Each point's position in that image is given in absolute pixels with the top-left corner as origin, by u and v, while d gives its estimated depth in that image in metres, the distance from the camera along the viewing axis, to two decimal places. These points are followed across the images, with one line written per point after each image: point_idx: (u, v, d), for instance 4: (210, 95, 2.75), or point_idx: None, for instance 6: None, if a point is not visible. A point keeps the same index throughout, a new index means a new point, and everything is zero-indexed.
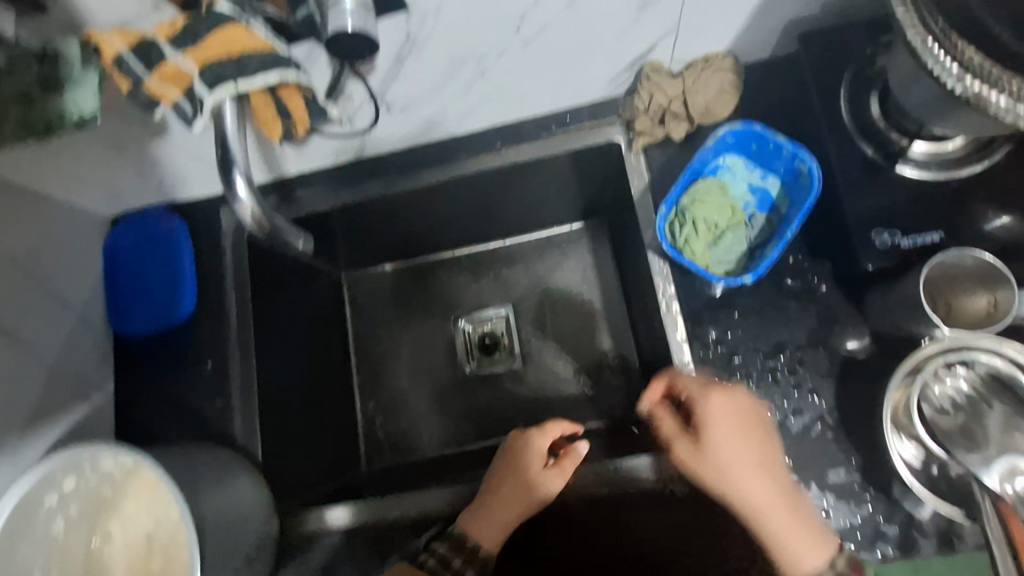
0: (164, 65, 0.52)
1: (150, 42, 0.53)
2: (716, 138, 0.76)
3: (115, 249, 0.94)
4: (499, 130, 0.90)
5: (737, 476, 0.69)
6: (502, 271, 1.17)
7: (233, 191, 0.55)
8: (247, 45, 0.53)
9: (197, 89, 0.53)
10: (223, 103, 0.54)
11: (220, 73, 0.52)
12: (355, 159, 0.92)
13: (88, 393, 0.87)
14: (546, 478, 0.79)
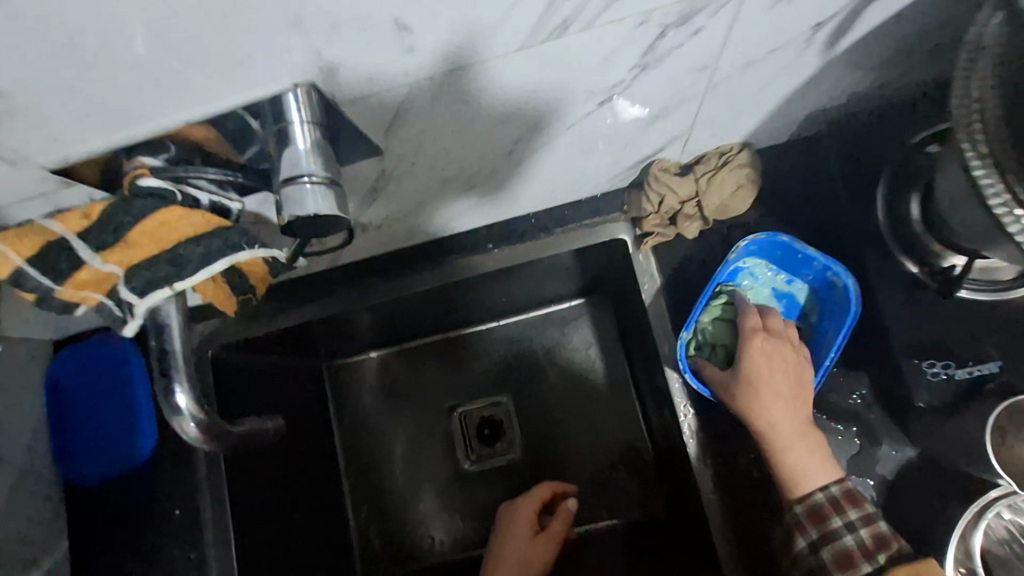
0: (78, 273, 0.43)
1: (58, 243, 0.43)
2: (738, 249, 0.69)
3: (58, 381, 0.81)
4: (491, 229, 0.80)
5: (760, 385, 0.63)
6: (498, 353, 1.06)
7: (171, 404, 0.45)
8: (183, 232, 0.44)
9: (123, 293, 0.44)
10: (161, 307, 0.45)
11: (151, 276, 0.44)
12: (329, 267, 0.81)
13: (37, 560, 0.75)
14: (537, 549, 0.82)
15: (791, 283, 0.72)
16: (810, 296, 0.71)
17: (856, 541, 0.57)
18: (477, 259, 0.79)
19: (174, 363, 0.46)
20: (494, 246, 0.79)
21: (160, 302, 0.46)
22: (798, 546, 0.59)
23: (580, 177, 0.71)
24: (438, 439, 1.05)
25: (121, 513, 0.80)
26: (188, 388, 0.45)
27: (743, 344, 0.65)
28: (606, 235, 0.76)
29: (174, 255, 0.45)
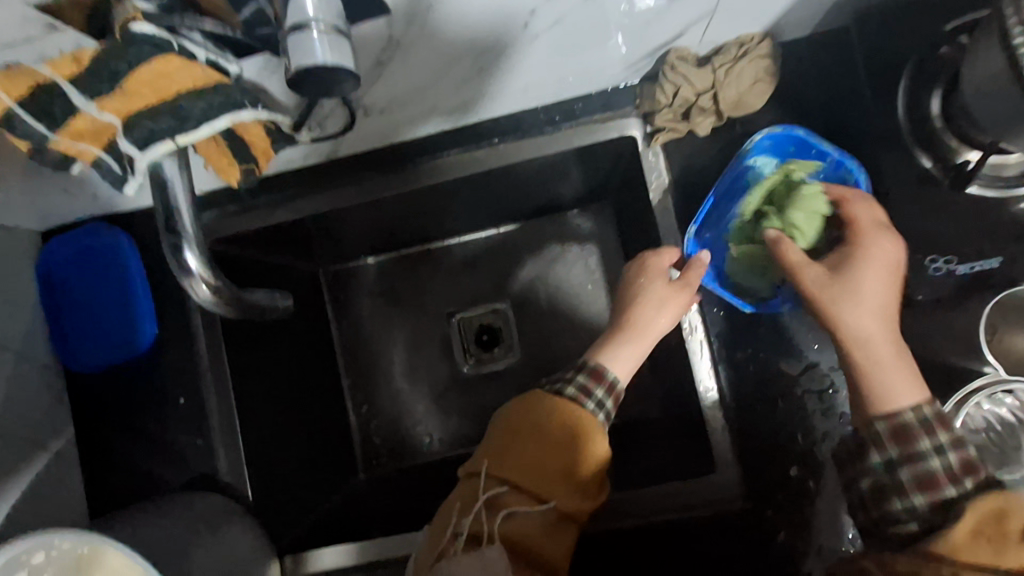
0: (72, 121, 0.42)
1: (49, 87, 0.41)
2: (752, 143, 0.70)
3: (50, 270, 0.80)
4: (497, 122, 0.75)
5: (867, 295, 0.61)
6: (498, 261, 1.06)
7: (183, 266, 0.47)
8: (180, 84, 0.42)
9: (122, 147, 0.44)
10: (161, 163, 0.45)
11: (153, 128, 0.43)
12: (329, 160, 0.77)
13: (47, 441, 0.77)
14: (674, 295, 0.71)
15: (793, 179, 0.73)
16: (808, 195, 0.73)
17: (943, 465, 0.54)
18: (483, 150, 0.76)
19: (178, 225, 0.46)
20: (499, 139, 0.76)
21: (161, 159, 0.45)
22: (871, 463, 0.57)
23: (596, 69, 0.69)
24: (436, 343, 1.06)
25: (126, 402, 0.81)
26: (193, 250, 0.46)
27: (853, 252, 0.63)
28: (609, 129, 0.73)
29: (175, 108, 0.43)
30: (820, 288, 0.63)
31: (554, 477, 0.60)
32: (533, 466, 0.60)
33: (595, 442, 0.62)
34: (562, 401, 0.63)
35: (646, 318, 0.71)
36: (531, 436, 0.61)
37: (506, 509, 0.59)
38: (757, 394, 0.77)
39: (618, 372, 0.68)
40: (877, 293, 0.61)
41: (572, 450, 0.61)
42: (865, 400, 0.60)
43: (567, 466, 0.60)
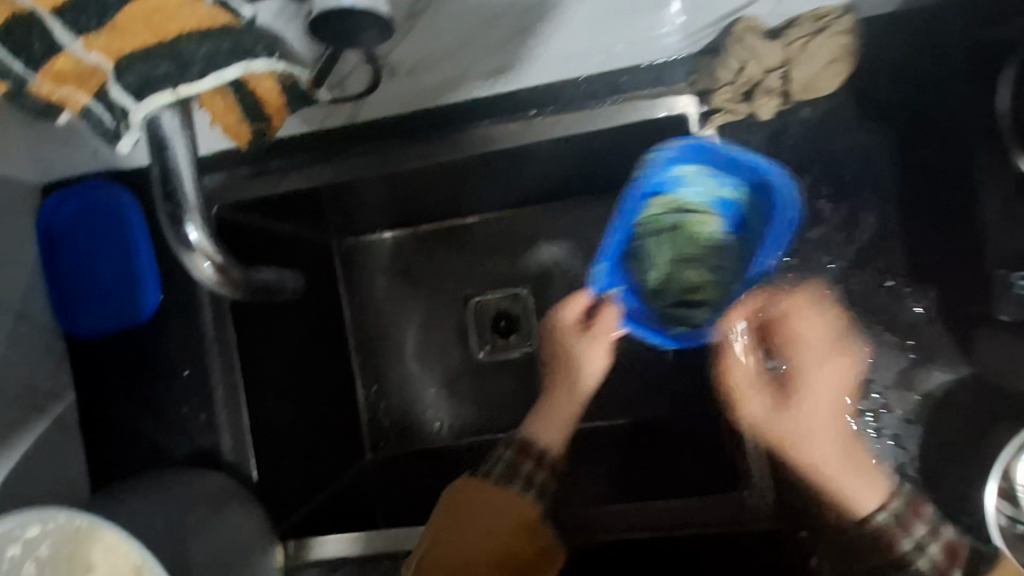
0: (54, 62, 0.40)
1: (31, 16, 0.38)
2: (659, 151, 0.63)
3: (51, 227, 0.75)
4: (536, 92, 0.67)
5: (818, 430, 0.67)
6: (522, 244, 1.00)
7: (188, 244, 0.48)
8: (184, 24, 0.40)
9: (114, 94, 0.43)
10: (158, 116, 0.44)
11: (148, 76, 0.42)
12: (348, 126, 0.70)
13: (45, 407, 0.73)
14: (589, 354, 0.76)
15: (739, 186, 0.68)
16: (739, 202, 0.70)
17: (929, 560, 0.59)
18: (520, 124, 0.68)
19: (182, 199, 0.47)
20: (536, 112, 0.68)
21: (158, 112, 0.44)
22: (877, 521, 0.62)
23: (648, 38, 0.64)
24: (452, 327, 1.01)
25: (126, 370, 0.77)
26: (201, 231, 0.47)
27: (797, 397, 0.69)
28: (657, 109, 0.65)
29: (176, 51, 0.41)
30: (773, 417, 0.68)
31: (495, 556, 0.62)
32: (475, 550, 0.62)
33: (528, 514, 0.66)
34: (487, 483, 0.68)
35: (575, 372, 0.77)
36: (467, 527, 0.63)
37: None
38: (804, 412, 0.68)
39: (553, 435, 0.74)
40: (827, 427, 0.67)
41: (508, 526, 0.65)
42: (830, 499, 0.64)
43: (505, 548, 0.63)
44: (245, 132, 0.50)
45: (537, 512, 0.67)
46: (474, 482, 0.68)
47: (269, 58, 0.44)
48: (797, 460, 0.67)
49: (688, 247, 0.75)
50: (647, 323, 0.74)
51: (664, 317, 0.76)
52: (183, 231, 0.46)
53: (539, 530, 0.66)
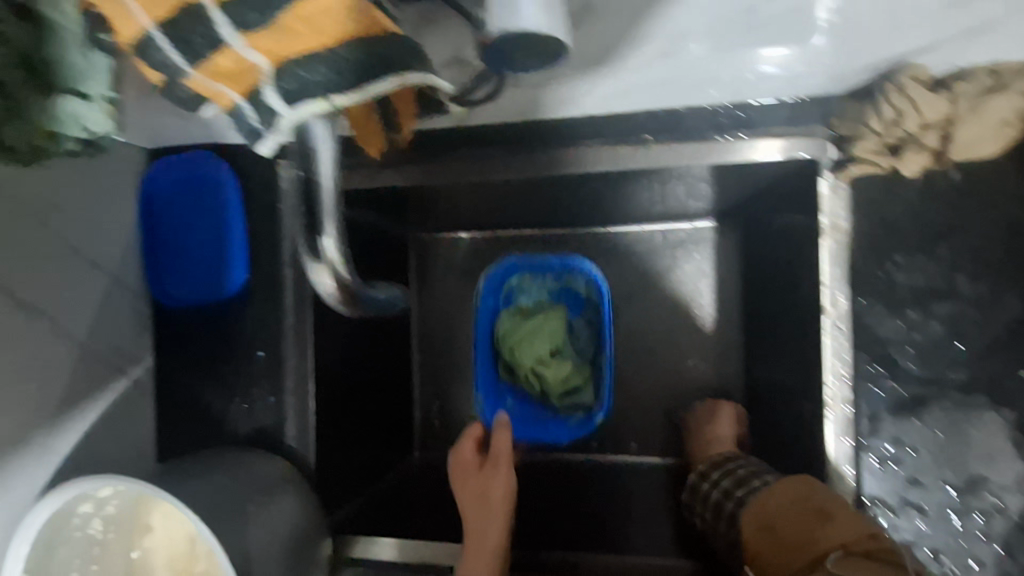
0: (215, 58, 0.39)
1: (197, 9, 0.37)
2: (479, 295, 0.93)
3: (152, 195, 0.77)
4: (654, 118, 0.64)
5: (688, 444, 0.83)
6: (599, 263, 0.96)
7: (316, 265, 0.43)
8: (348, 29, 0.36)
9: (265, 97, 0.38)
10: (307, 124, 0.39)
11: (305, 82, 0.37)
12: (451, 130, 0.68)
13: (125, 368, 0.76)
14: (493, 479, 0.76)
15: (561, 282, 0.94)
16: (572, 289, 0.94)
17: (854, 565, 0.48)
18: (631, 151, 0.65)
19: (318, 201, 0.41)
20: (651, 138, 0.65)
21: (309, 120, 0.39)
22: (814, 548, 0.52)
23: (795, 75, 0.58)
24: None
25: (203, 344, 0.78)
26: (336, 237, 0.41)
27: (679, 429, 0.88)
28: (754, 154, 0.63)
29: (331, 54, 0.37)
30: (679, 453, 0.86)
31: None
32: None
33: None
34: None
35: (489, 506, 0.74)
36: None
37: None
38: (907, 504, 0.60)
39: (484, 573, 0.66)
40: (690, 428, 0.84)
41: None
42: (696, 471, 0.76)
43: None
44: (380, 135, 0.50)
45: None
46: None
47: (426, 75, 0.39)
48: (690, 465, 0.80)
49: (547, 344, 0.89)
50: (541, 422, 0.93)
51: (564, 412, 0.92)
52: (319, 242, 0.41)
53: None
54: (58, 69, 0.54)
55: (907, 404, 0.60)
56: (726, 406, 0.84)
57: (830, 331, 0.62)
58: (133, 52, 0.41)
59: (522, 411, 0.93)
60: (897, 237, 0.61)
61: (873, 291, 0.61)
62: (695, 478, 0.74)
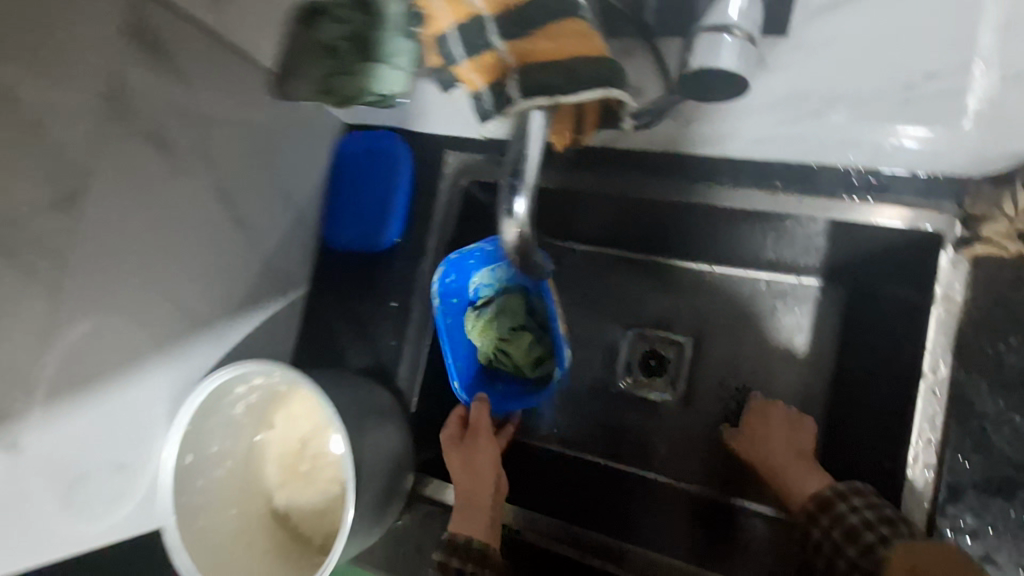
0: (483, 56, 0.51)
1: (477, 17, 0.51)
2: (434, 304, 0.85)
3: (340, 155, 0.95)
4: (787, 170, 0.70)
5: (770, 448, 0.80)
6: (699, 296, 1.01)
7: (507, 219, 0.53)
8: (578, 51, 0.48)
9: (509, 88, 0.50)
10: (531, 112, 0.50)
11: (544, 83, 0.49)
12: (601, 148, 0.78)
13: (287, 288, 0.93)
14: (480, 450, 0.83)
15: (514, 266, 0.89)
16: (526, 270, 0.89)
17: None
18: (762, 195, 0.71)
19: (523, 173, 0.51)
20: (781, 186, 0.71)
21: (533, 110, 0.50)
22: None
23: (937, 151, 0.63)
24: (604, 348, 1.05)
25: (353, 284, 0.93)
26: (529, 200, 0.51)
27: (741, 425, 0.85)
28: (874, 215, 0.68)
29: (566, 68, 0.48)
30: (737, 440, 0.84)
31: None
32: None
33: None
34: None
35: (477, 477, 0.82)
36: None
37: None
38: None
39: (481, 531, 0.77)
40: (777, 440, 0.81)
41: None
42: (789, 492, 0.76)
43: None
44: (570, 131, 0.59)
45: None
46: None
47: (626, 94, 0.49)
48: (771, 478, 0.79)
49: (506, 327, 0.87)
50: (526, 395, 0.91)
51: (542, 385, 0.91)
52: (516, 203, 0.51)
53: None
54: (381, 44, 0.75)
55: (992, 484, 0.63)
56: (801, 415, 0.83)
57: (925, 395, 0.66)
58: (429, 43, 0.56)
59: (512, 389, 0.92)
60: (1014, 321, 0.63)
61: (978, 366, 0.64)
62: (807, 509, 0.72)
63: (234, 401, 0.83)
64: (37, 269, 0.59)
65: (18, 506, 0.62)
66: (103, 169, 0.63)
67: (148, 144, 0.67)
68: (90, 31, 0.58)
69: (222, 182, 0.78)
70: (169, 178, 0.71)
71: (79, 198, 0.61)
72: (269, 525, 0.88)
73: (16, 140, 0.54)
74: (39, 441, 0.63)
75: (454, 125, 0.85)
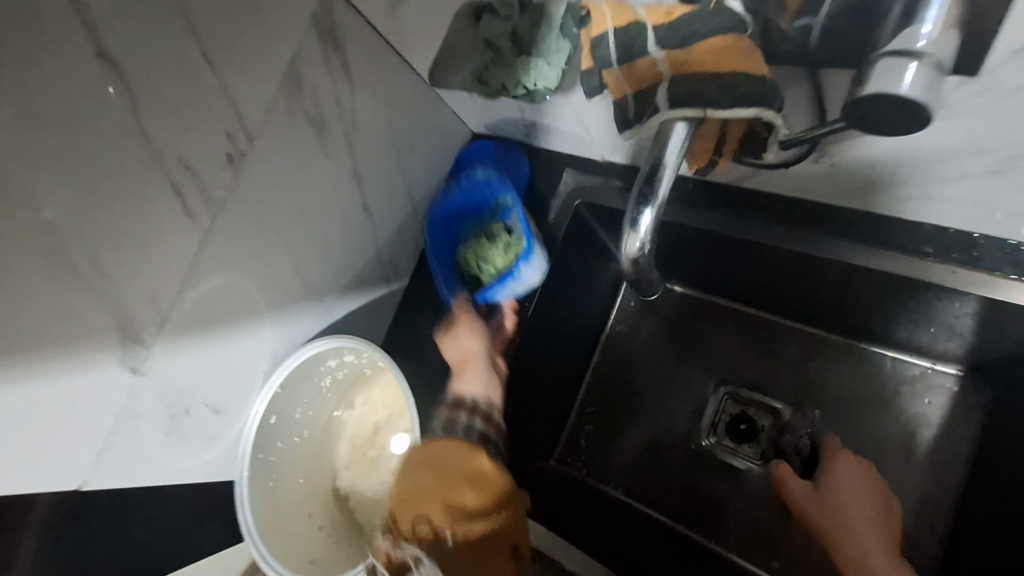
0: (637, 64, 0.53)
1: (637, 25, 0.51)
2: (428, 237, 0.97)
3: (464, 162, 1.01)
4: (942, 235, 0.66)
5: (862, 535, 0.73)
6: (807, 364, 0.92)
7: (635, 224, 0.58)
8: (738, 66, 0.48)
9: (658, 96, 0.53)
10: (676, 122, 0.53)
11: (698, 93, 0.50)
12: (730, 187, 0.77)
13: (389, 279, 0.98)
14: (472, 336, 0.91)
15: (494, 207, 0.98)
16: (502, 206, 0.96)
17: None
18: (907, 260, 0.67)
19: (655, 181, 0.56)
20: (932, 253, 0.66)
21: (678, 120, 0.53)
22: None
23: None
24: (690, 399, 0.98)
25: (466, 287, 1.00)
26: (654, 214, 0.56)
27: (825, 492, 0.79)
28: None
29: (727, 85, 0.49)
30: (816, 503, 0.78)
31: (435, 512, 0.69)
32: (421, 507, 0.70)
33: (478, 471, 0.71)
34: (440, 448, 0.74)
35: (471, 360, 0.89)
36: (404, 489, 0.72)
37: (421, 562, 0.66)
38: None
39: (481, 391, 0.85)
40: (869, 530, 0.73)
41: (471, 472, 0.71)
42: None
43: (452, 494, 0.70)
44: (709, 154, 0.59)
45: (492, 463, 0.71)
46: (446, 441, 0.74)
47: (780, 118, 0.49)
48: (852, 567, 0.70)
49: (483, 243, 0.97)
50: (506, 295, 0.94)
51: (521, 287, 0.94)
52: (641, 212, 0.57)
53: (496, 473, 0.71)
54: (539, 41, 0.70)
55: None
56: (896, 520, 0.76)
57: None
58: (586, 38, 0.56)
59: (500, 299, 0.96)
60: None
61: None
62: None
63: (324, 373, 0.87)
64: (193, 214, 0.66)
65: (132, 422, 0.68)
66: (264, 140, 0.70)
67: (306, 125, 0.75)
68: (287, 18, 0.66)
69: (358, 170, 0.85)
70: (317, 158, 0.78)
71: (237, 161, 0.68)
72: (331, 504, 0.90)
73: (203, 98, 0.62)
74: (160, 370, 0.69)
75: (584, 147, 0.88)
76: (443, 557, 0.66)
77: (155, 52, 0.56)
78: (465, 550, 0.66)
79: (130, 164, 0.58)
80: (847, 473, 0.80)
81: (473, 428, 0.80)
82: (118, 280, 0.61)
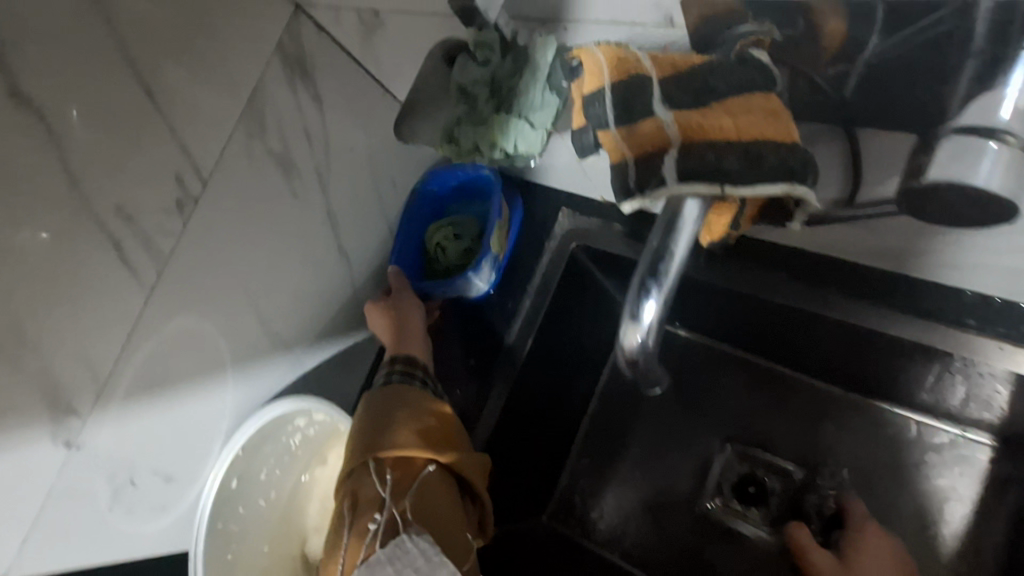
0: (642, 124, 0.45)
1: (642, 77, 0.46)
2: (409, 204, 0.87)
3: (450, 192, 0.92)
4: (983, 304, 0.58)
5: None
6: (822, 424, 0.82)
7: (637, 309, 0.45)
8: (765, 132, 0.43)
9: (666, 164, 0.44)
10: (685, 202, 0.44)
11: (716, 165, 0.42)
12: (745, 239, 0.70)
13: None
14: (411, 305, 0.83)
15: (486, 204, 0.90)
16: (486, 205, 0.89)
17: None
18: (945, 331, 0.59)
19: (662, 263, 0.45)
20: (974, 325, 0.58)
21: (688, 198, 0.44)
22: None
23: None
24: (693, 456, 0.88)
25: (455, 332, 0.92)
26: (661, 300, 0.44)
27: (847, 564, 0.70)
28: None
29: (750, 155, 0.43)
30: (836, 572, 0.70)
31: (414, 439, 0.65)
32: (394, 433, 0.65)
33: (444, 409, 0.70)
34: (405, 386, 0.71)
35: (411, 331, 0.80)
36: (371, 422, 0.67)
37: (394, 488, 0.61)
38: None
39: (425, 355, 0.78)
40: None
41: (440, 413, 0.69)
42: None
43: (424, 427, 0.67)
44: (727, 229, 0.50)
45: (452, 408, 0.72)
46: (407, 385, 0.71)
47: (813, 196, 0.43)
48: None
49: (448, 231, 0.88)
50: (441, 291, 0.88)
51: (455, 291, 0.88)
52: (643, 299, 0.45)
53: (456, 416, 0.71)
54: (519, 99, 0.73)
55: None
56: None
57: None
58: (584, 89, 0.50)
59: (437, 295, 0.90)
60: None
61: None
62: None
63: (291, 431, 0.79)
64: (135, 267, 0.58)
65: (68, 500, 0.61)
66: (221, 182, 0.63)
67: (272, 164, 0.68)
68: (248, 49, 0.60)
69: (333, 209, 0.78)
70: (285, 198, 0.71)
71: (188, 207, 0.61)
72: (299, 571, 0.82)
73: (148, 137, 0.55)
74: (100, 441, 0.62)
75: (586, 186, 0.82)
76: (418, 484, 0.62)
77: (85, 87, 0.50)
78: (438, 480, 0.64)
79: (57, 215, 0.51)
80: (870, 542, 0.71)
81: (428, 386, 0.74)
82: (42, 347, 0.53)
